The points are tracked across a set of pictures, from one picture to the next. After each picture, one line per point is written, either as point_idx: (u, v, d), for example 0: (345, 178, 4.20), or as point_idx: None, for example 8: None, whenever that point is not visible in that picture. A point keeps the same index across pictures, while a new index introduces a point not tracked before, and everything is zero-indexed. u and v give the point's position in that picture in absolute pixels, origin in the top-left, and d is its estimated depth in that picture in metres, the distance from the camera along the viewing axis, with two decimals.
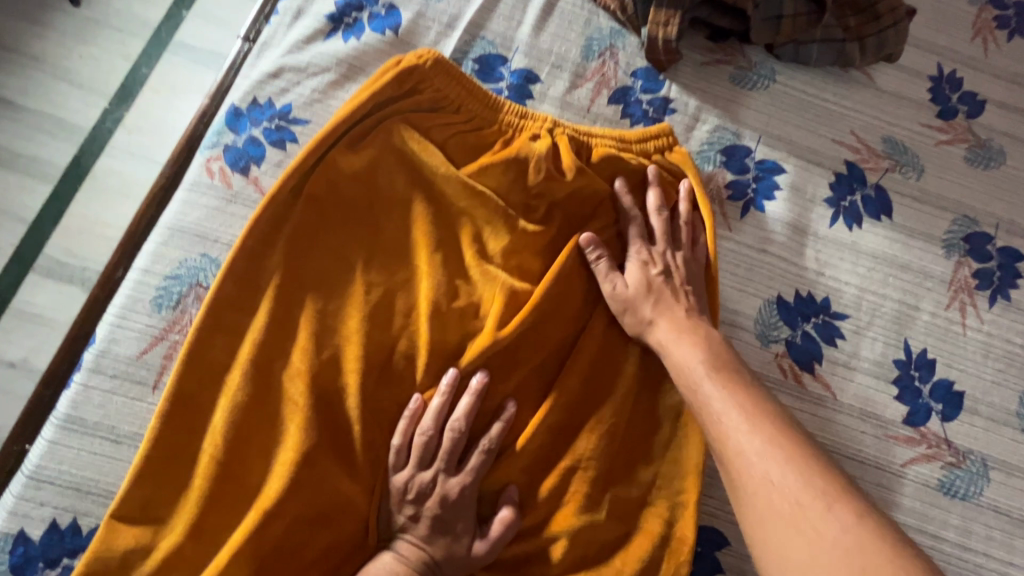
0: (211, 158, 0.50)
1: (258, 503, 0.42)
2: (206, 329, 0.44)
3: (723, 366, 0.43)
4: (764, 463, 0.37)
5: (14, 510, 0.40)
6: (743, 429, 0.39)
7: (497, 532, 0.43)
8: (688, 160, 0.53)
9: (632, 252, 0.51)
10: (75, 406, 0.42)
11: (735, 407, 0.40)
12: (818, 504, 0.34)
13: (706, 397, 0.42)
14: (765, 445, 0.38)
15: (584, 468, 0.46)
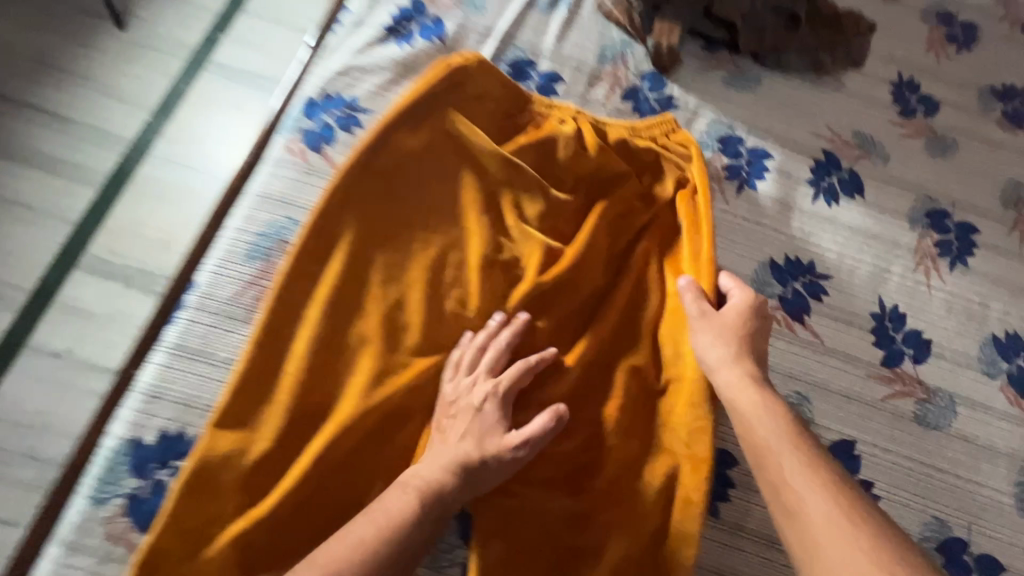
0: (291, 140, 0.59)
1: (337, 417, 0.49)
2: (291, 273, 0.52)
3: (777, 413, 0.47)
4: (824, 509, 0.41)
5: (132, 420, 0.47)
6: (817, 493, 0.42)
7: (527, 436, 0.48)
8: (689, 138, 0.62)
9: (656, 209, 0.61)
10: (183, 336, 0.50)
11: (794, 455, 0.44)
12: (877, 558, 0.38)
13: (765, 441, 0.46)
14: (824, 495, 0.42)
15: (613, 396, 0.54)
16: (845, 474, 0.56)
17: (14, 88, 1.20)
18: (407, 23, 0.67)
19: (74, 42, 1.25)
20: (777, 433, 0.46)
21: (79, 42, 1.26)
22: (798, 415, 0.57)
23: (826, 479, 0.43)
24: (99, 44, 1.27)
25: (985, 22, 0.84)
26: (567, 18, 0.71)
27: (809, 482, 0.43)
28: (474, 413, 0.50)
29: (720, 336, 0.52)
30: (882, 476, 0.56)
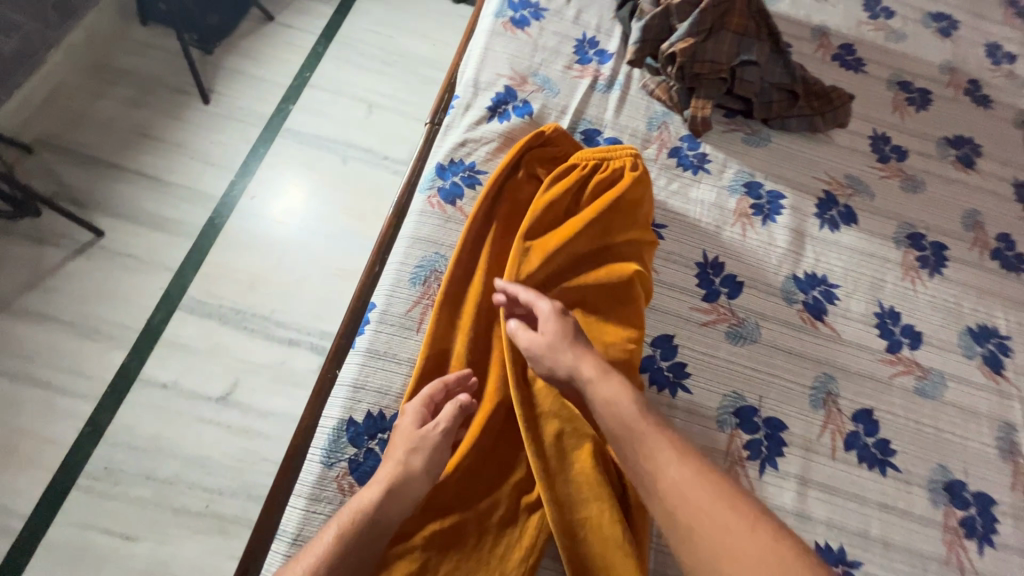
0: (431, 195, 0.78)
1: (492, 395, 0.66)
2: (449, 291, 0.70)
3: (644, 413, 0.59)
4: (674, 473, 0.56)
5: (346, 405, 0.63)
6: (672, 466, 0.56)
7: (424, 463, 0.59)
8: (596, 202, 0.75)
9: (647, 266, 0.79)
10: (373, 342, 0.67)
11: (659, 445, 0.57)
12: (706, 504, 0.54)
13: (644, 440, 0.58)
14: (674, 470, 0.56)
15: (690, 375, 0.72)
16: (868, 433, 0.73)
17: (133, 162, 1.44)
18: (504, 105, 0.87)
19: (178, 123, 1.51)
20: (629, 420, 0.59)
21: (180, 123, 1.52)
22: (826, 390, 0.75)
23: (673, 450, 0.57)
24: (196, 123, 1.52)
25: (935, 87, 1.08)
26: (621, 96, 0.92)
27: (666, 456, 0.57)
28: (410, 433, 0.60)
29: (554, 346, 0.63)
30: (896, 435, 0.73)
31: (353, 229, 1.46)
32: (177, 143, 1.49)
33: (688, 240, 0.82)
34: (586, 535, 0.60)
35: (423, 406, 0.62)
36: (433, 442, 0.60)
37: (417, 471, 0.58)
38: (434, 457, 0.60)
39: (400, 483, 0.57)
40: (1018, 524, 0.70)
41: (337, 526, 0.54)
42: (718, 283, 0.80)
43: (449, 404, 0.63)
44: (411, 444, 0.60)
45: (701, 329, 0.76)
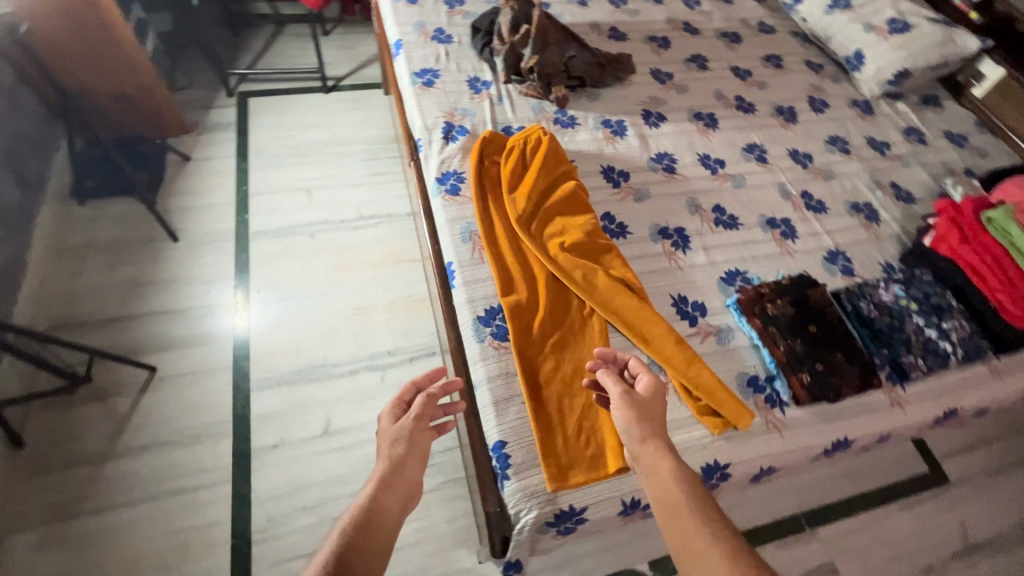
0: (444, 195, 1.24)
1: (540, 273, 1.14)
2: (487, 235, 1.17)
3: (690, 488, 0.76)
4: (703, 536, 0.70)
5: (472, 312, 1.08)
6: (701, 529, 0.71)
7: (403, 445, 0.90)
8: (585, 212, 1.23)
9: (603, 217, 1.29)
10: (465, 277, 1.12)
11: (692, 511, 0.73)
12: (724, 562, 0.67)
13: (681, 506, 0.74)
14: (703, 531, 0.71)
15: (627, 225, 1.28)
16: (721, 214, 1.34)
17: (143, 308, 1.67)
18: (450, 132, 1.36)
19: (162, 265, 1.77)
20: (681, 493, 0.76)
21: (164, 263, 1.77)
22: (694, 204, 1.35)
23: (704, 522, 0.72)
24: (177, 258, 1.79)
25: (668, 32, 1.78)
26: (511, 102, 1.46)
27: (697, 526, 0.72)
28: (390, 431, 0.92)
29: (645, 415, 0.85)
30: (734, 210, 1.35)
31: (349, 280, 1.83)
32: (170, 279, 1.75)
33: (590, 163, 1.38)
34: (624, 312, 1.10)
35: (396, 408, 0.97)
36: (412, 431, 0.92)
37: (401, 455, 0.89)
38: (413, 443, 0.92)
39: (390, 470, 0.87)
40: (802, 225, 1.36)
41: (348, 513, 0.81)
42: (617, 177, 1.36)
43: (418, 398, 0.95)
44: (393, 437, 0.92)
45: (621, 202, 1.32)
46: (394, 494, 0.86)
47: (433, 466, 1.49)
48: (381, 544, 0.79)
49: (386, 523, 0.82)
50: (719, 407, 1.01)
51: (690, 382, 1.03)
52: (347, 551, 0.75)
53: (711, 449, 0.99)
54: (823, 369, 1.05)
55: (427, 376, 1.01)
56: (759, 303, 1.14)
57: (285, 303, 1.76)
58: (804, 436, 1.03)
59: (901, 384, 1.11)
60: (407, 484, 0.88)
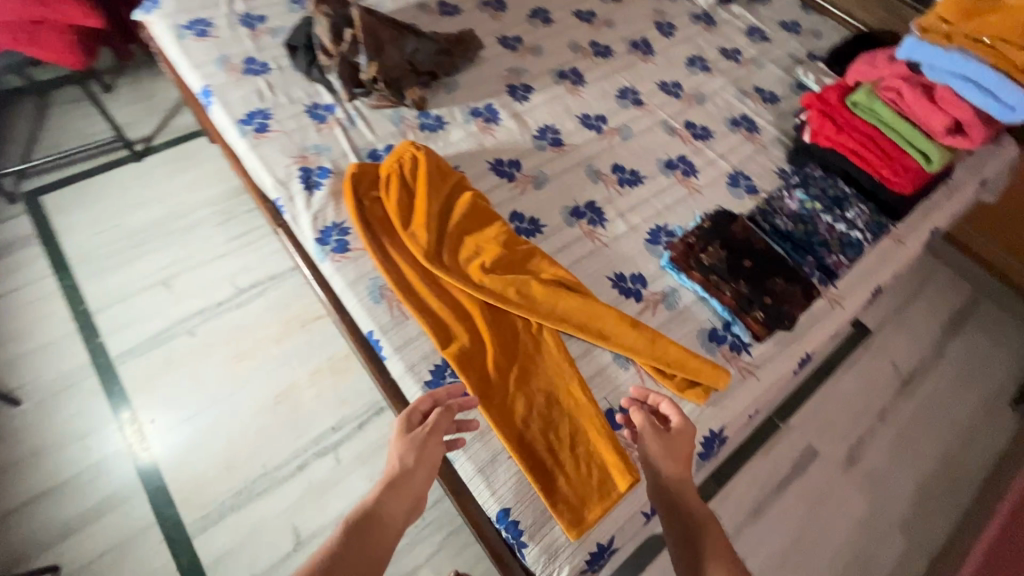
0: (332, 256, 1.07)
1: (472, 306, 1.02)
2: (399, 285, 1.03)
3: (717, 543, 0.71)
4: None
5: (417, 380, 0.95)
6: None
7: (413, 456, 0.80)
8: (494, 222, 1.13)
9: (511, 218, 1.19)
10: (394, 343, 0.98)
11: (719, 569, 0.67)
12: None
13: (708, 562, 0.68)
14: None
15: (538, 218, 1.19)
16: (622, 173, 1.29)
17: (10, 500, 1.33)
18: (311, 179, 1.17)
19: (12, 438, 1.41)
20: (705, 540, 0.71)
21: (14, 436, 1.42)
22: (593, 172, 1.29)
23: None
24: (29, 423, 1.44)
25: None
26: (366, 120, 1.28)
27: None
28: (400, 440, 0.81)
29: (674, 459, 0.79)
30: (632, 164, 1.31)
31: (255, 367, 1.59)
32: (31, 451, 1.40)
33: (475, 162, 1.26)
34: (573, 315, 1.03)
35: (408, 415, 0.85)
36: (424, 442, 0.81)
37: (410, 464, 0.79)
38: (424, 454, 0.81)
39: (398, 476, 0.78)
40: (696, 157, 1.35)
41: (346, 519, 0.73)
42: (510, 169, 1.26)
43: (433, 411, 0.85)
44: (405, 445, 0.81)
45: (523, 195, 1.22)
46: (397, 501, 0.76)
47: (429, 527, 1.37)
48: (379, 550, 0.71)
49: (385, 533, 0.73)
50: (695, 376, 0.98)
51: (661, 361, 0.99)
52: (339, 554, 0.68)
53: (703, 421, 0.97)
54: (772, 301, 1.06)
55: (446, 390, 0.88)
56: (692, 257, 1.12)
57: (190, 422, 1.48)
58: (774, 369, 1.04)
59: (832, 283, 1.16)
60: (413, 493, 0.78)
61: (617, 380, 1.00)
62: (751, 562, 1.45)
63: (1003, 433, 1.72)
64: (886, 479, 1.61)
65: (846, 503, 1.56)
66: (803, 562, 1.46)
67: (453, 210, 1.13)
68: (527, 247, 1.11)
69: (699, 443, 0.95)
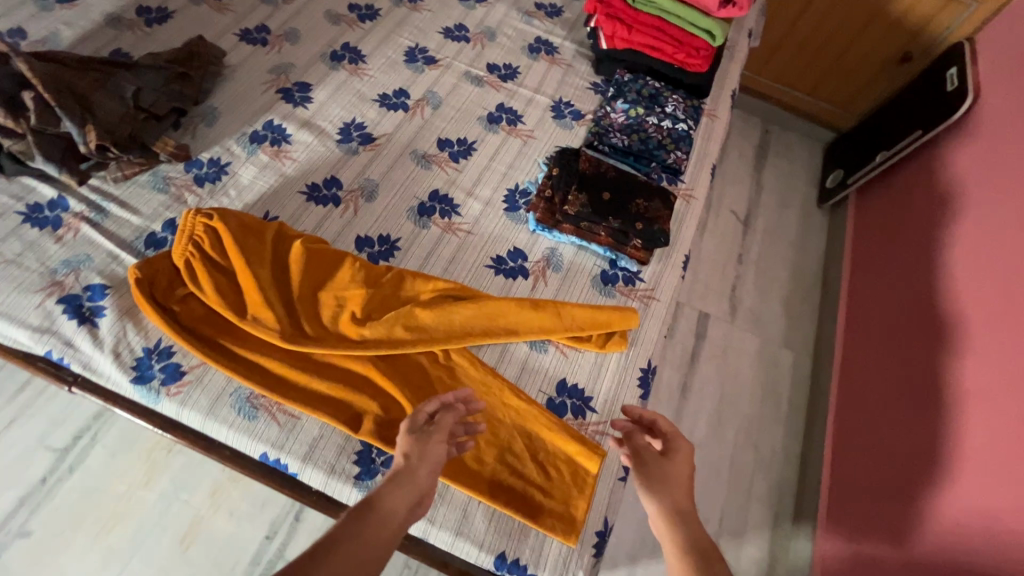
0: (166, 392, 0.83)
1: (365, 367, 0.89)
2: (271, 387, 0.85)
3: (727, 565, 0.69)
4: None
5: (345, 479, 0.81)
6: None
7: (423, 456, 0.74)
8: (343, 261, 0.96)
9: (358, 248, 1.02)
10: (298, 453, 0.82)
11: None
12: None
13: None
14: None
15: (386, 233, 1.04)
16: (451, 147, 1.17)
17: None
18: (84, 308, 0.88)
19: None
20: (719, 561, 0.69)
21: None
22: (421, 156, 1.15)
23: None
24: None
25: None
26: (121, 201, 0.98)
27: None
28: (407, 437, 0.76)
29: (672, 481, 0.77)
30: (455, 133, 1.20)
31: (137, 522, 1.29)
32: None
33: (285, 199, 1.05)
34: (473, 324, 0.95)
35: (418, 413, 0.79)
36: (429, 440, 0.76)
37: (416, 460, 0.73)
38: (429, 452, 0.75)
39: (402, 470, 0.72)
40: (513, 101, 1.27)
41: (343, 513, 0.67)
42: (329, 191, 1.07)
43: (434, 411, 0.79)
44: (409, 444, 0.75)
45: (359, 216, 1.06)
46: (400, 495, 0.70)
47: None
48: (379, 542, 0.65)
49: (385, 531, 0.66)
50: (608, 328, 0.98)
51: (573, 328, 0.97)
52: (326, 547, 0.61)
53: (632, 365, 0.98)
54: (644, 225, 1.06)
55: (454, 392, 0.83)
56: (556, 211, 1.07)
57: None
58: (667, 286, 1.08)
59: (679, 180, 1.21)
60: (417, 489, 0.72)
61: (542, 368, 0.96)
62: (698, 434, 1.59)
63: (821, 230, 2.06)
64: (762, 310, 1.85)
65: (743, 345, 1.78)
66: (733, 410, 1.65)
67: (289, 269, 0.93)
68: (391, 271, 0.98)
69: (637, 387, 0.97)
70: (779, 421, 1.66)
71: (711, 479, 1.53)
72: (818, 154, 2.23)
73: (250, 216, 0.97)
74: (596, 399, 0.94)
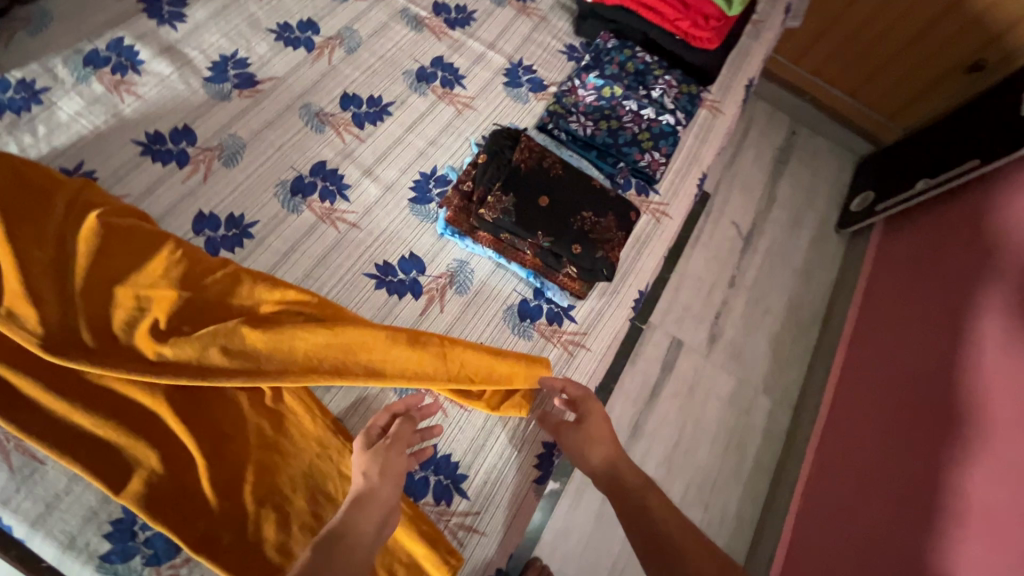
0: None
1: (153, 403, 0.65)
2: (9, 416, 0.61)
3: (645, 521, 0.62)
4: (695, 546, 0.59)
5: (86, 558, 0.58)
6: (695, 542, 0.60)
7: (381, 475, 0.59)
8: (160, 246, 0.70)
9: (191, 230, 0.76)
10: (28, 515, 0.59)
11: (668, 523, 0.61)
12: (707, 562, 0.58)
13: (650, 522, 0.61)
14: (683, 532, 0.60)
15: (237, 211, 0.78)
16: (358, 107, 0.89)
17: None
18: None
19: None
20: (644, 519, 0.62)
21: None
22: (314, 114, 0.87)
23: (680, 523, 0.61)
24: None
25: None
26: None
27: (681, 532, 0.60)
28: (366, 453, 0.62)
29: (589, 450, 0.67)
30: (370, 88, 0.91)
31: None
32: None
33: (110, 147, 0.78)
34: (325, 357, 0.69)
35: (372, 428, 0.65)
36: (390, 453, 0.61)
37: (377, 476, 0.59)
38: (391, 465, 0.61)
39: (365, 488, 0.57)
40: (457, 55, 0.98)
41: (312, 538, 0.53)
42: (174, 145, 0.80)
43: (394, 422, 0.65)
44: (365, 460, 0.61)
45: (206, 183, 0.79)
46: (369, 513, 0.56)
47: None
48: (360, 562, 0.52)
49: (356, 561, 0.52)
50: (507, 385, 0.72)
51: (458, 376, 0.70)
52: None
53: (529, 441, 0.74)
54: (583, 248, 0.78)
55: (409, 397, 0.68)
56: (472, 213, 0.80)
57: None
58: (605, 331, 0.82)
59: (652, 191, 0.93)
60: (386, 504, 0.58)
61: None
62: None
63: (834, 258, 1.75)
64: (747, 343, 1.57)
65: (717, 382, 1.50)
66: (690, 458, 1.40)
67: (77, 249, 0.67)
68: (228, 269, 0.72)
69: (532, 468, 0.73)
70: (739, 478, 1.40)
71: None
72: (848, 168, 1.90)
73: (43, 167, 0.71)
74: (473, 477, 0.70)
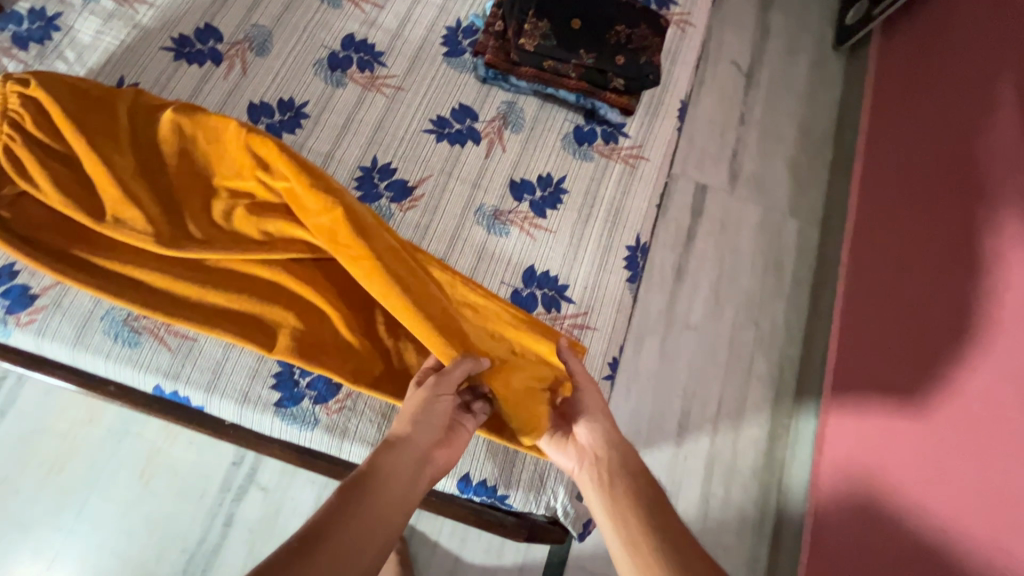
0: (16, 322, 0.65)
1: (271, 272, 0.69)
2: (152, 305, 0.66)
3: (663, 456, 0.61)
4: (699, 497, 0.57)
5: (264, 406, 0.66)
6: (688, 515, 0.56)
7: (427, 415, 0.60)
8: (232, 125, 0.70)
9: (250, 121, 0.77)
10: (201, 383, 0.66)
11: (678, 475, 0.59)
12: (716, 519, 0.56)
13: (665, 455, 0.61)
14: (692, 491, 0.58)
15: (285, 95, 0.79)
16: None
17: None
18: None
19: None
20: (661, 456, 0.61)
21: None
22: None
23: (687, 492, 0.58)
24: None
25: None
26: None
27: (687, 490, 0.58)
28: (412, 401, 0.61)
29: None
30: None
31: (65, 469, 1.00)
32: None
33: (143, 57, 0.77)
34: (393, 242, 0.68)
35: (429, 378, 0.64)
36: (435, 398, 0.61)
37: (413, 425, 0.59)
38: (433, 410, 0.60)
39: (400, 431, 0.58)
40: None
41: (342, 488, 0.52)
42: (203, 45, 0.79)
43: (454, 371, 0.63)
44: (419, 407, 0.60)
45: (247, 74, 0.79)
46: (400, 456, 0.56)
47: (446, 540, 0.99)
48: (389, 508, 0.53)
49: (380, 513, 0.52)
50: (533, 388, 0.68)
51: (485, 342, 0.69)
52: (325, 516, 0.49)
53: (614, 245, 0.79)
54: (626, 58, 0.81)
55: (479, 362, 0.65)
56: (511, 48, 0.81)
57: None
58: (658, 141, 0.85)
59: (670, 4, 0.93)
60: (421, 449, 0.58)
61: (499, 253, 0.76)
62: (693, 317, 1.41)
63: (836, 79, 1.75)
64: (766, 174, 1.60)
65: (744, 216, 1.54)
66: (733, 287, 1.46)
67: (158, 152, 0.70)
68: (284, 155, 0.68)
69: (623, 269, 0.78)
70: (782, 295, 1.47)
71: (707, 361, 1.37)
72: None
73: (85, 80, 0.71)
74: (573, 282, 0.77)
